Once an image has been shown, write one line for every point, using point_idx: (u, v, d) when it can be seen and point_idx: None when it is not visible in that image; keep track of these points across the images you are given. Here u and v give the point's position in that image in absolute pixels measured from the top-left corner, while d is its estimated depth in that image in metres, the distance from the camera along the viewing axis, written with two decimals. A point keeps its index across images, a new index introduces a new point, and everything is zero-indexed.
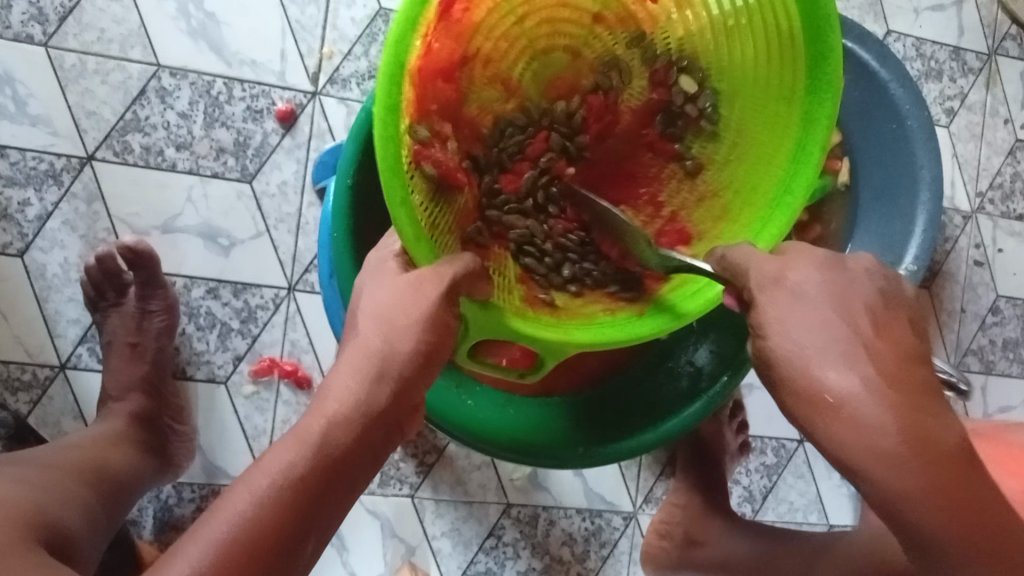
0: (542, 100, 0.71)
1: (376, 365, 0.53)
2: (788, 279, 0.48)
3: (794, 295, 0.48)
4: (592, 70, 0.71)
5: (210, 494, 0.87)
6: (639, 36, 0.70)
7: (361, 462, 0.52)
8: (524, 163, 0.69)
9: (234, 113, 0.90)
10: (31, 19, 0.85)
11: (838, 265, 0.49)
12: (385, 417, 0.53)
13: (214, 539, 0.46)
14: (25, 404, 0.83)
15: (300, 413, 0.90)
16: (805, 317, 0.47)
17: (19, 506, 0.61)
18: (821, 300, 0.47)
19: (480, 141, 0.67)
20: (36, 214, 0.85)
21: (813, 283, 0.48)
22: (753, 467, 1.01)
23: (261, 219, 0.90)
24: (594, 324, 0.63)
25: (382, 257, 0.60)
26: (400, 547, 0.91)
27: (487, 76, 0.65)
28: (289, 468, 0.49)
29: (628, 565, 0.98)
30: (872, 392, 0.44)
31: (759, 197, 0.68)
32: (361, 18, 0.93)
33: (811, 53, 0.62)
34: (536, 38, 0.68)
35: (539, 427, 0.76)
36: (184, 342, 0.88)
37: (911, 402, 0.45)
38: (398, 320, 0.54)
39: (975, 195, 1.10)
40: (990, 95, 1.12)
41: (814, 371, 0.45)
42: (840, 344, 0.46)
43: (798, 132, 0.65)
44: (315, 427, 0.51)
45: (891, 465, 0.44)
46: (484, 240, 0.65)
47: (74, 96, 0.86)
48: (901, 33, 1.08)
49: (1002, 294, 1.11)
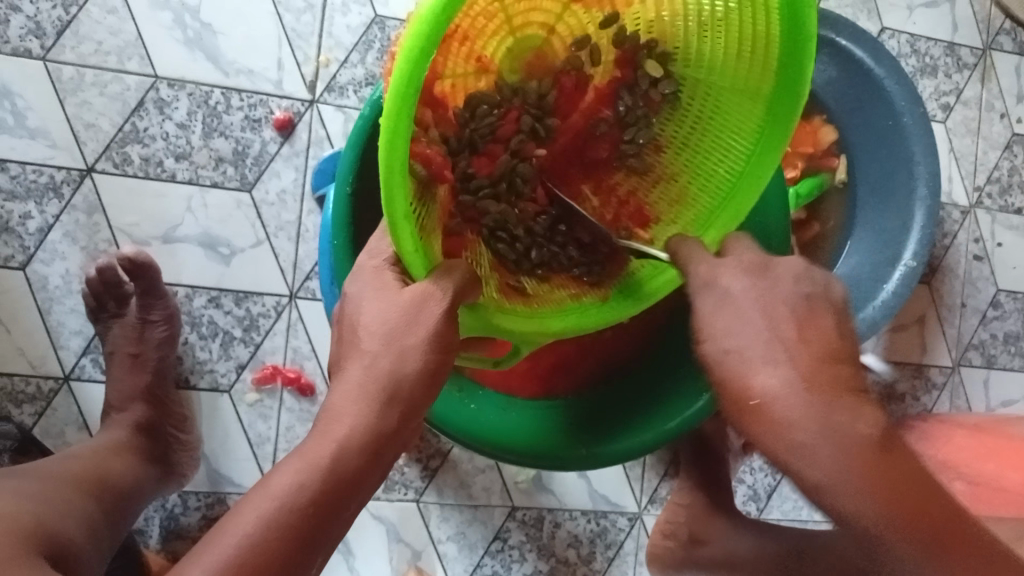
0: (514, 77, 0.65)
1: (386, 388, 0.53)
2: (723, 284, 0.50)
3: (725, 300, 0.49)
4: (565, 48, 0.65)
5: (216, 502, 0.88)
6: (612, 16, 0.64)
7: (370, 481, 0.52)
8: (495, 145, 0.65)
9: (232, 122, 0.90)
10: (29, 33, 0.86)
11: (765, 266, 0.51)
12: (394, 441, 0.53)
13: (222, 555, 0.46)
14: (30, 416, 0.84)
15: (303, 421, 0.90)
16: (734, 316, 0.48)
17: (20, 520, 0.61)
18: (749, 299, 0.49)
19: (452, 121, 0.61)
20: (38, 226, 0.85)
21: (741, 286, 0.50)
22: (757, 466, 1.01)
23: (261, 227, 0.90)
24: (565, 313, 0.67)
25: (376, 263, 0.59)
26: (406, 551, 0.92)
27: (463, 52, 0.58)
28: (299, 487, 0.49)
29: (634, 565, 0.98)
30: (796, 391, 0.45)
31: (709, 186, 0.69)
32: (357, 26, 0.94)
33: (783, 58, 0.61)
34: (513, 13, 0.60)
35: (540, 429, 0.76)
36: (187, 351, 0.88)
37: (831, 402, 0.45)
38: (407, 340, 0.54)
39: (973, 190, 1.11)
40: (985, 89, 1.12)
41: (740, 369, 0.47)
42: (768, 342, 0.47)
43: (759, 130, 0.66)
44: (324, 448, 0.51)
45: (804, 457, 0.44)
46: (461, 229, 0.63)
47: (73, 108, 0.87)
48: (895, 30, 1.08)
49: (1002, 288, 1.11)
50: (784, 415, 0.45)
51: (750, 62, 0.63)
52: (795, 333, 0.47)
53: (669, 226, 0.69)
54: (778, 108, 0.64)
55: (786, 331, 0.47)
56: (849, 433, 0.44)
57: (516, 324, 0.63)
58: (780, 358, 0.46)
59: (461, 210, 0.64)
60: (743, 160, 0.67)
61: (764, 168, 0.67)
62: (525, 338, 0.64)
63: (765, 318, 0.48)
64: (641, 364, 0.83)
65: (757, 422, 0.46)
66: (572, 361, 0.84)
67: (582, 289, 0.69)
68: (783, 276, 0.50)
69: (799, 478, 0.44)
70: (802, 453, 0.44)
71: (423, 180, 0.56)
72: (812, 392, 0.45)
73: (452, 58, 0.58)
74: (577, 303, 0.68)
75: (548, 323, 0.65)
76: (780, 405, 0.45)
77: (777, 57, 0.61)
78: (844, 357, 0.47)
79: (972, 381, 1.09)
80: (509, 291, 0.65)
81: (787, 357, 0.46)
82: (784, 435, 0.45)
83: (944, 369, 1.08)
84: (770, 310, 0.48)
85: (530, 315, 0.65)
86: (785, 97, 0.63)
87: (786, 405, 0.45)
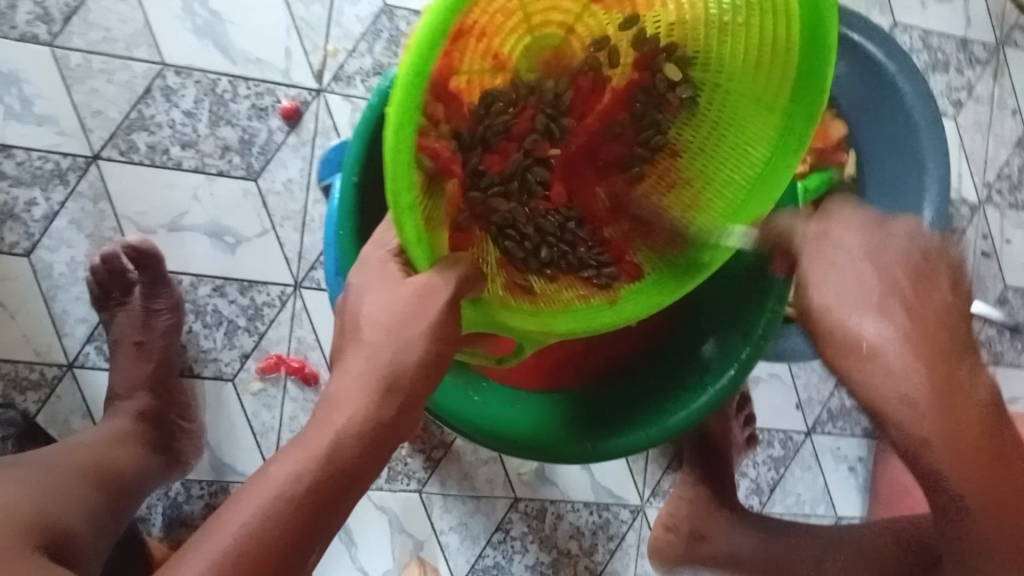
0: (531, 75, 0.65)
1: (386, 379, 0.53)
2: (835, 237, 0.49)
3: (835, 257, 0.48)
4: (584, 48, 0.66)
5: (219, 490, 0.88)
6: (632, 18, 0.65)
7: (369, 470, 0.52)
8: (508, 142, 0.67)
9: (239, 111, 0.90)
10: (36, 18, 0.86)
11: (881, 225, 0.49)
12: (393, 431, 0.53)
13: (221, 546, 0.46)
14: (34, 403, 0.84)
15: (307, 410, 0.90)
16: (842, 276, 0.47)
17: (23, 510, 0.61)
18: (861, 257, 0.47)
19: (467, 117, 0.62)
20: (43, 213, 0.86)
21: (855, 243, 0.48)
22: (760, 460, 1.01)
23: (267, 217, 0.90)
24: (570, 312, 0.66)
25: (381, 254, 0.59)
26: (409, 541, 0.92)
27: (482, 51, 0.59)
28: (298, 479, 0.49)
29: (636, 557, 0.98)
30: (908, 342, 0.45)
31: (725, 195, 0.68)
32: (366, 15, 0.93)
33: (803, 65, 0.63)
34: (533, 13, 0.60)
35: (545, 424, 0.76)
36: (191, 340, 0.88)
37: (938, 362, 0.45)
38: (409, 332, 0.54)
39: (982, 186, 1.10)
40: (997, 85, 1.11)
41: (848, 321, 0.46)
42: (878, 296, 0.46)
43: (776, 138, 0.67)
44: (323, 438, 0.51)
45: (910, 407, 0.45)
46: (467, 225, 0.63)
47: (80, 95, 0.87)
48: (908, 24, 1.07)
49: (1010, 285, 1.10)
50: (894, 366, 0.45)
51: (769, 68, 0.65)
52: (911, 292, 0.46)
53: (681, 234, 0.69)
54: (797, 113, 0.65)
55: (902, 281, 0.46)
56: (953, 389, 0.45)
57: (524, 323, 0.62)
58: (892, 307, 0.46)
59: (469, 207, 0.64)
60: (758, 168, 0.67)
61: (776, 177, 0.67)
62: (531, 339, 0.64)
63: (874, 276, 0.47)
64: (645, 359, 0.83)
65: (866, 370, 0.45)
66: (581, 359, 0.84)
67: (591, 292, 0.68)
68: (901, 234, 0.48)
69: (896, 428, 0.46)
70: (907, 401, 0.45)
71: (429, 173, 0.55)
72: (920, 351, 0.45)
73: (469, 54, 0.57)
74: (586, 305, 0.67)
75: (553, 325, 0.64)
76: (892, 355, 0.45)
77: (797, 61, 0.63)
78: (956, 314, 0.47)
79: None
80: (517, 289, 0.65)
81: (892, 310, 0.46)
82: (890, 385, 0.45)
83: None
84: (881, 270, 0.47)
85: (535, 313, 0.64)
86: (803, 104, 0.64)
87: (899, 355, 0.45)
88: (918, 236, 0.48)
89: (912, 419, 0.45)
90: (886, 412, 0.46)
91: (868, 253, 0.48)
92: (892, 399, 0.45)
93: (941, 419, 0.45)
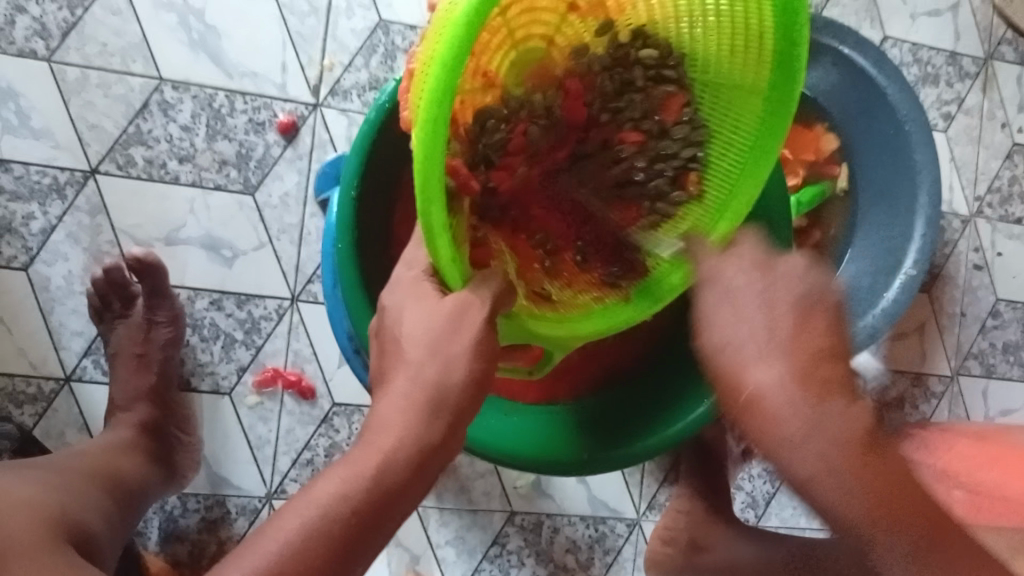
0: (519, 89, 0.63)
1: (430, 400, 0.53)
2: (724, 278, 0.49)
3: (727, 297, 0.48)
4: (564, 58, 0.65)
5: (215, 504, 0.88)
6: (607, 24, 0.65)
7: (414, 493, 0.52)
8: (512, 157, 0.64)
9: (235, 125, 0.90)
10: (34, 34, 0.86)
11: (769, 266, 0.49)
12: (442, 450, 0.52)
13: (262, 561, 0.46)
14: (31, 417, 0.84)
15: (303, 424, 0.90)
16: (732, 316, 0.47)
17: (44, 508, 0.62)
18: (751, 302, 0.47)
19: (462, 138, 0.59)
20: (41, 227, 0.86)
21: (747, 286, 0.48)
22: (755, 473, 1.01)
23: (264, 230, 0.90)
24: (591, 313, 0.65)
25: (414, 273, 0.58)
26: (405, 555, 0.92)
27: (472, 70, 0.56)
28: (342, 498, 0.49)
29: (633, 571, 0.98)
30: (790, 389, 0.45)
31: (716, 180, 0.68)
32: (361, 30, 0.94)
33: (779, 49, 0.62)
34: (517, 28, 0.58)
35: (543, 435, 0.77)
36: (188, 353, 0.89)
37: (823, 401, 0.46)
38: (450, 350, 0.53)
39: (974, 199, 1.11)
40: (987, 99, 1.13)
41: (735, 362, 0.46)
42: (769, 336, 0.46)
43: (759, 123, 0.66)
44: (369, 462, 0.51)
45: (796, 451, 0.45)
46: (481, 237, 0.62)
47: (76, 109, 0.87)
48: (897, 39, 1.09)
49: (1002, 297, 1.11)
50: (779, 411, 0.45)
51: (744, 56, 0.64)
52: (791, 333, 0.47)
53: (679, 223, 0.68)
54: (776, 92, 0.64)
55: (785, 329, 0.47)
56: (841, 437, 0.45)
57: (549, 329, 0.62)
58: (775, 352, 0.46)
59: (485, 219, 0.64)
60: (746, 149, 0.67)
61: (768, 157, 0.66)
62: (557, 342, 0.63)
63: (766, 323, 0.47)
64: (645, 370, 0.83)
65: (755, 413, 0.46)
66: (574, 368, 0.84)
67: (604, 291, 0.67)
68: (788, 274, 0.48)
69: (786, 470, 0.46)
70: (791, 444, 0.45)
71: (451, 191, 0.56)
72: (800, 391, 0.45)
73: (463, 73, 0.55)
74: (603, 305, 0.66)
75: (577, 326, 0.63)
76: (775, 401, 0.45)
77: (770, 48, 0.62)
78: (838, 356, 0.47)
79: (971, 390, 1.09)
80: (537, 298, 0.64)
81: (788, 356, 0.46)
82: (770, 424, 0.46)
83: (943, 378, 1.08)
84: (768, 314, 0.47)
85: (560, 319, 0.63)
86: (782, 86, 0.63)
87: (781, 401, 0.45)
88: (807, 274, 0.49)
89: (800, 462, 0.45)
90: (776, 457, 0.46)
91: (758, 296, 0.48)
92: (779, 444, 0.46)
93: (823, 458, 0.45)
